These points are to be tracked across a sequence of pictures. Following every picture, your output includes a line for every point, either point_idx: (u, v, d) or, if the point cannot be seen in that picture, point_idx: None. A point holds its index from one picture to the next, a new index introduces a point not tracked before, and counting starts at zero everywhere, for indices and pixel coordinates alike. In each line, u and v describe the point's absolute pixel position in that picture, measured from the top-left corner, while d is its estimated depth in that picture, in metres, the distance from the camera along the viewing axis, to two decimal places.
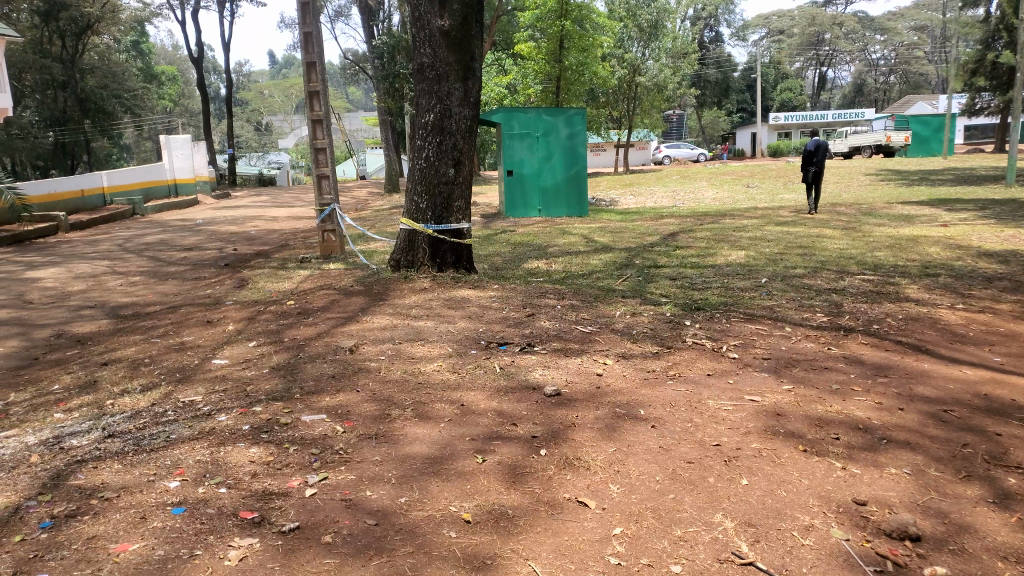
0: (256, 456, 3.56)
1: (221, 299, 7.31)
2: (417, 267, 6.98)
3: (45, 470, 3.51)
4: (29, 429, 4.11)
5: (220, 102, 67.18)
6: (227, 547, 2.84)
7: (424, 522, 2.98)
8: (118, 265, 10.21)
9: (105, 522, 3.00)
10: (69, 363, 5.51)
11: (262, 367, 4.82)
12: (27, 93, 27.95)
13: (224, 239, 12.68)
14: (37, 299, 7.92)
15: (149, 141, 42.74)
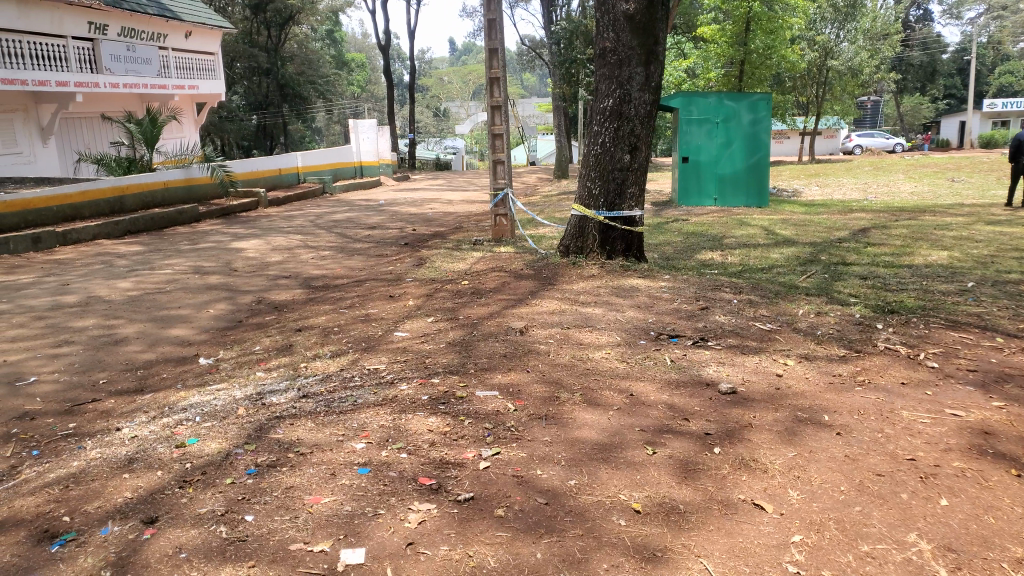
0: (434, 425, 3.73)
1: (401, 276, 7.71)
2: (587, 254, 6.98)
3: (250, 421, 3.89)
4: (237, 384, 4.57)
5: (404, 89, 70.91)
6: (408, 509, 3.00)
7: (594, 507, 3.00)
8: (310, 240, 11.06)
9: (301, 474, 3.27)
10: (268, 327, 6.03)
11: (439, 342, 5.04)
12: (237, 79, 30.90)
13: (405, 220, 13.36)
14: (242, 267, 8.76)
15: (339, 125, 45.79)
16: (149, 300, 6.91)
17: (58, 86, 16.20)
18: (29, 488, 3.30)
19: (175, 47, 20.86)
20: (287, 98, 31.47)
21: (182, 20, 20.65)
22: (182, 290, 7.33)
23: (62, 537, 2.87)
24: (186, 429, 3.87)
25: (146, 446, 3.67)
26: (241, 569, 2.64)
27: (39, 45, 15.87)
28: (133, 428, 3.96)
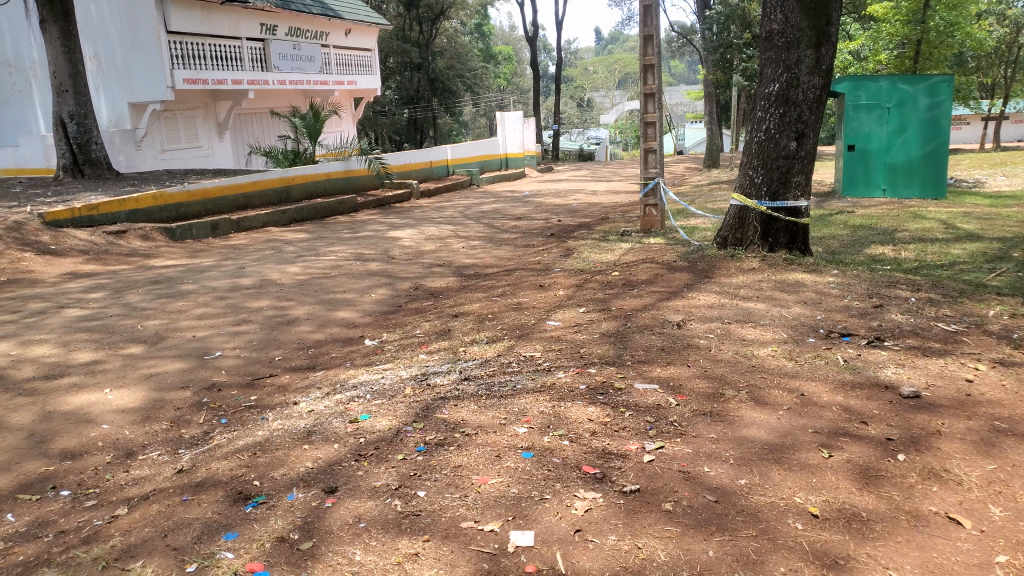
0: (594, 415, 3.71)
1: (550, 266, 7.74)
2: (746, 246, 6.72)
3: (417, 400, 4.04)
4: (401, 365, 4.76)
5: (548, 80, 71.50)
6: (574, 496, 3.00)
7: (767, 508, 2.88)
8: (460, 229, 11.35)
9: (468, 454, 3.36)
10: (426, 312, 6.25)
11: (593, 333, 5.01)
12: (390, 74, 32.30)
13: (551, 211, 13.41)
14: (398, 254, 9.12)
15: (485, 117, 46.69)
16: (317, 284, 7.33)
17: (234, 84, 17.55)
18: (223, 452, 3.59)
19: (336, 45, 22.01)
20: (437, 91, 32.50)
21: (343, 18, 21.74)
22: (345, 276, 7.73)
23: (254, 499, 3.08)
24: (357, 405, 4.07)
25: (322, 419, 3.89)
26: (418, 543, 2.74)
27: (219, 47, 17.20)
28: (308, 402, 4.21)
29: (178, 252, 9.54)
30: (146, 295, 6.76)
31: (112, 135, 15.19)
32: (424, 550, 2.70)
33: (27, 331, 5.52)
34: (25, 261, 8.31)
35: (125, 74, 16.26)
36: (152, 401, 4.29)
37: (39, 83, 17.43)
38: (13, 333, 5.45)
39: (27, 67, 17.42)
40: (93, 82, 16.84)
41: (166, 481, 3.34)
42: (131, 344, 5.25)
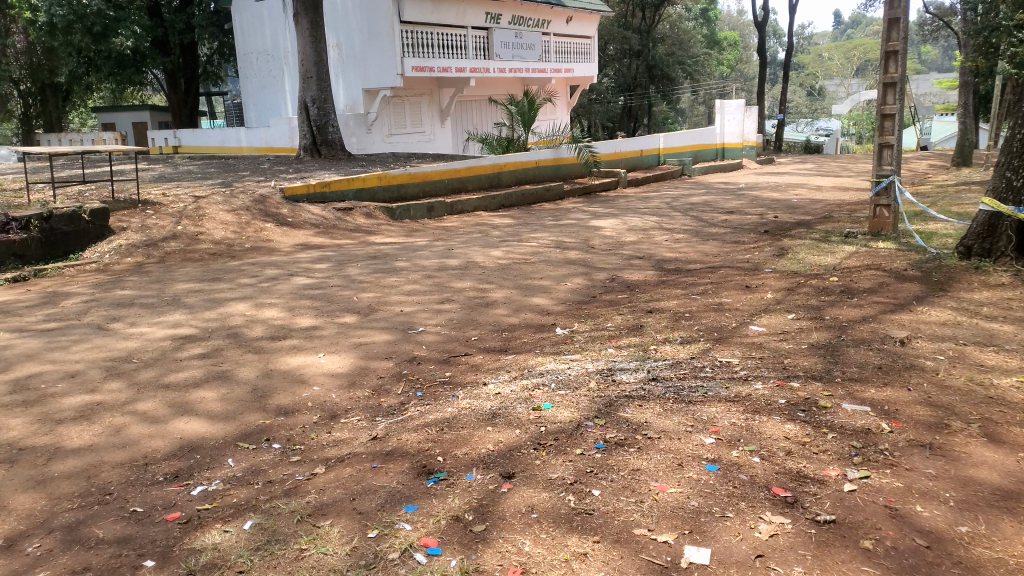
0: (791, 433, 3.42)
1: (759, 266, 7.29)
2: (995, 257, 5.86)
3: (601, 396, 3.96)
4: (590, 357, 4.72)
5: (776, 66, 67.81)
6: (759, 519, 2.78)
7: (992, 565, 2.48)
8: (666, 221, 11.07)
9: (648, 459, 3.23)
10: (621, 305, 6.14)
11: (800, 343, 4.63)
12: (609, 61, 31.96)
13: (766, 206, 12.67)
14: (600, 244, 9.07)
15: (703, 106, 45.23)
16: (517, 269, 7.48)
17: (457, 72, 18.39)
18: (413, 425, 3.75)
19: (557, 33, 22.33)
20: (655, 78, 32.01)
21: (566, 6, 21.98)
22: (545, 262, 7.83)
23: (436, 475, 3.19)
24: (542, 393, 4.08)
25: (507, 403, 3.94)
26: (587, 543, 2.68)
27: (447, 36, 18.09)
28: (497, 384, 4.30)
29: (396, 231, 10.20)
30: (364, 269, 7.28)
31: (346, 119, 16.65)
32: (593, 551, 2.63)
33: (262, 294, 6.17)
34: (267, 231, 9.31)
35: (361, 62, 17.65)
36: (358, 368, 4.61)
37: (290, 70, 19.43)
38: (250, 296, 6.12)
39: (281, 56, 19.50)
40: (334, 70, 18.47)
41: (361, 446, 3.56)
42: (346, 314, 5.68)
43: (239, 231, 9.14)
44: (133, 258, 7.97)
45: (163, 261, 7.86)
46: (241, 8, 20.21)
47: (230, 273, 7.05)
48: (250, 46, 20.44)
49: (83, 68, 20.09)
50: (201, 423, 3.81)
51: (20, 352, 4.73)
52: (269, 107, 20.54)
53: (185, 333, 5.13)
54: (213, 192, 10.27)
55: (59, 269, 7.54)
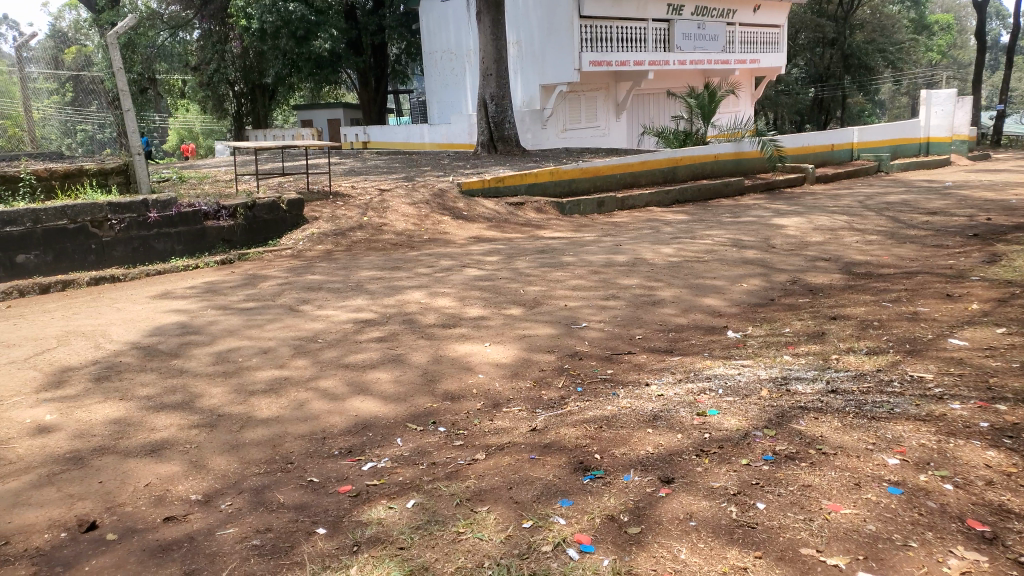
0: (993, 462, 3.04)
1: (965, 273, 6.57)
2: None
3: (772, 405, 3.74)
4: (761, 364, 4.48)
5: (997, 51, 60.95)
6: (949, 552, 2.50)
7: None
8: (857, 222, 10.28)
9: (821, 475, 3.00)
10: (800, 310, 5.78)
11: (1010, 361, 4.10)
12: (800, 51, 30.46)
13: (977, 207, 11.41)
14: (781, 244, 8.59)
15: (906, 95, 41.61)
16: (689, 267, 7.27)
17: (635, 65, 18.15)
18: (572, 421, 3.74)
19: (743, 22, 21.46)
20: (851, 68, 29.63)
21: None
22: (720, 261, 7.53)
23: (593, 472, 3.16)
24: (708, 399, 3.92)
25: (670, 406, 3.82)
26: (748, 557, 2.54)
27: (626, 29, 17.91)
28: (660, 386, 4.19)
29: (567, 226, 10.26)
30: (533, 263, 7.38)
31: (522, 116, 17.02)
32: (753, 566, 2.50)
33: (436, 284, 6.43)
34: (443, 224, 9.69)
35: (540, 58, 17.90)
36: (522, 359, 4.67)
37: (471, 68, 20.12)
38: (425, 285, 6.40)
39: (464, 53, 20.23)
40: (513, 66, 18.88)
41: (521, 436, 3.61)
42: (513, 306, 5.78)
43: (418, 223, 9.59)
44: (324, 246, 8.61)
45: (350, 250, 8.42)
46: (428, 9, 21.18)
47: (408, 263, 7.41)
48: (435, 45, 21.41)
49: (288, 69, 21.92)
50: (374, 402, 4.03)
51: (224, 328, 5.26)
52: (452, 105, 21.40)
53: (366, 317, 5.46)
54: (396, 185, 10.85)
55: (260, 254, 8.30)
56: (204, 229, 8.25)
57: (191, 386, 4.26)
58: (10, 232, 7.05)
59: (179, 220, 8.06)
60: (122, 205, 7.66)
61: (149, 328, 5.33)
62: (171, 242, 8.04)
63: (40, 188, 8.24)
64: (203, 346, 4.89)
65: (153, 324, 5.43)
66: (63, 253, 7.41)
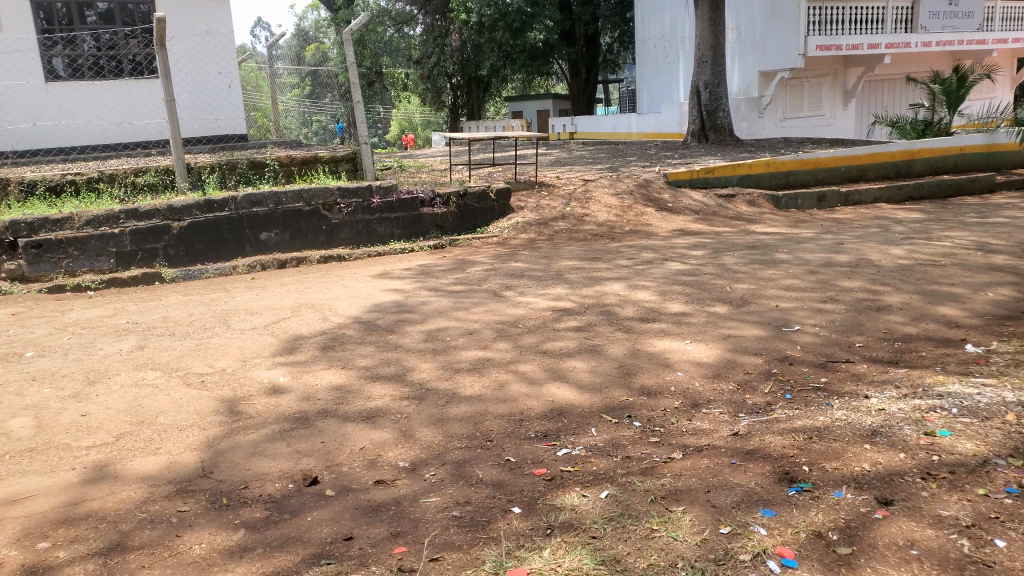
0: None
1: None
2: None
3: (1020, 432, 3.28)
4: (1008, 384, 3.95)
5: None
6: None
7: None
8: None
9: None
10: None
11: None
12: None
13: None
14: None
15: None
16: (921, 271, 6.60)
17: (869, 48, 16.73)
18: (778, 428, 3.53)
19: None
20: None
21: None
22: (957, 266, 6.76)
23: (799, 484, 2.97)
24: (939, 418, 3.53)
25: (892, 422, 3.49)
26: None
27: (859, 10, 16.56)
28: (881, 400, 3.84)
29: (780, 221, 9.72)
30: (741, 259, 7.08)
31: (739, 103, 16.73)
32: None
33: (637, 276, 6.37)
34: (647, 216, 9.58)
35: (761, 44, 17.12)
36: (725, 360, 4.49)
37: (686, 56, 19.64)
38: (626, 277, 6.36)
39: (678, 40, 19.81)
40: (731, 52, 18.23)
41: (721, 439, 3.47)
42: (717, 303, 5.58)
43: (622, 214, 9.56)
44: (528, 235, 8.84)
45: (552, 239, 8.59)
46: None
47: (609, 254, 7.41)
48: (649, 33, 21.11)
49: (502, 61, 22.92)
50: (571, 390, 4.07)
51: (433, 308, 5.57)
52: (662, 94, 21.08)
53: (565, 306, 5.53)
54: (601, 176, 10.89)
55: (469, 240, 8.70)
56: (420, 215, 8.78)
57: (402, 360, 4.56)
58: (256, 212, 7.93)
59: (398, 206, 8.64)
60: (350, 190, 8.33)
61: (367, 305, 5.78)
62: (391, 227, 8.64)
63: (282, 173, 9.26)
64: (415, 324, 5.21)
65: (371, 300, 5.88)
66: (298, 233, 8.19)
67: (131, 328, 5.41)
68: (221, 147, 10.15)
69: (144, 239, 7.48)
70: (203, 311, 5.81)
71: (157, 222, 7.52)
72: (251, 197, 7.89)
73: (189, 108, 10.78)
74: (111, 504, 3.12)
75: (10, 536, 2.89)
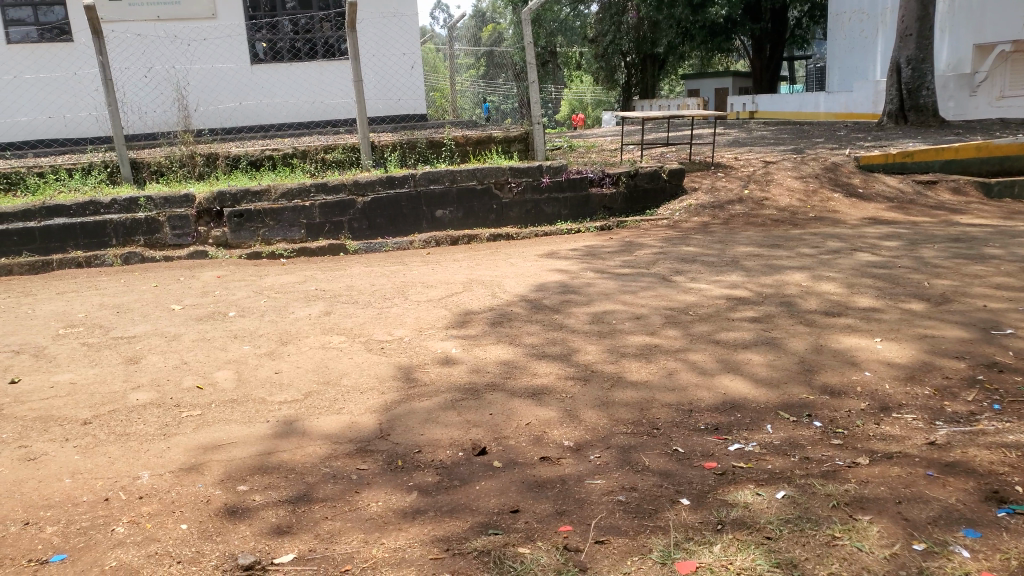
0: None
1: None
2: None
3: None
4: None
5: None
6: None
7: None
8: None
9: None
10: None
11: None
12: None
13: None
14: None
15: None
16: None
17: None
18: (985, 442, 3.18)
19: None
20: None
21: None
22: None
23: (1010, 506, 2.66)
24: None
25: None
26: None
27: None
28: None
29: (991, 211, 8.75)
30: (943, 252, 6.44)
31: (946, 82, 16.48)
32: None
33: (821, 267, 5.97)
34: (833, 202, 8.98)
35: (977, 14, 15.94)
36: (922, 362, 4.11)
37: (886, 30, 18.17)
38: (809, 267, 5.98)
39: (878, 13, 18.36)
40: (939, 23, 16.97)
41: (916, 448, 3.19)
42: (914, 300, 5.11)
43: (805, 199, 9.02)
44: (701, 219, 8.58)
45: (728, 224, 8.27)
46: None
47: (790, 241, 7.02)
48: (844, 5, 19.65)
49: (680, 38, 22.20)
50: (746, 383, 3.90)
51: (601, 290, 5.53)
52: (855, 71, 19.63)
53: (740, 295, 5.30)
54: (783, 158, 10.32)
55: (638, 222, 8.58)
56: (589, 196, 8.74)
57: (570, 340, 4.56)
58: (433, 189, 8.22)
59: (568, 186, 8.65)
60: (522, 170, 8.42)
61: (535, 283, 5.84)
62: (559, 207, 8.69)
63: (458, 153, 9.57)
64: (582, 305, 5.20)
65: (539, 279, 5.94)
66: (470, 211, 8.42)
67: (319, 294, 5.81)
68: (402, 127, 10.62)
69: (332, 213, 8.00)
70: (383, 282, 6.12)
71: (344, 196, 8.00)
72: (429, 175, 8.18)
73: (375, 90, 11.30)
74: (299, 456, 3.37)
75: (215, 476, 3.20)
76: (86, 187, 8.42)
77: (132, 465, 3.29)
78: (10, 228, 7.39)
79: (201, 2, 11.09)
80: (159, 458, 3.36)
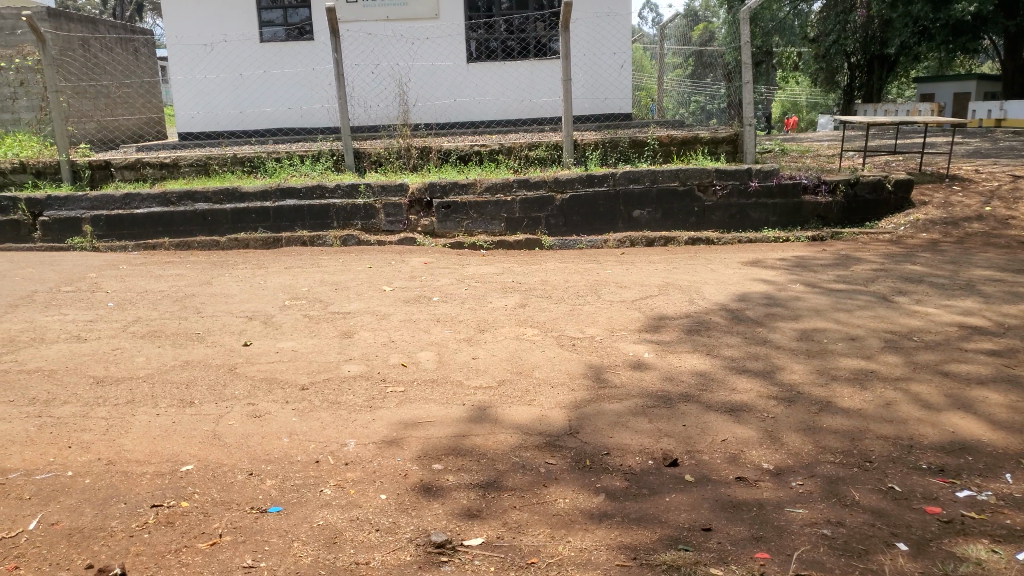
0: None
1: None
2: None
3: None
4: None
5: None
6: None
7: None
8: None
9: None
10: None
11: None
12: None
13: None
14: None
15: None
16: None
17: None
18: None
19: None
20: None
21: None
22: None
23: None
24: None
25: None
26: None
27: None
28: None
29: None
30: None
31: None
32: None
33: None
34: None
35: None
36: None
37: None
38: None
39: None
40: None
41: None
42: None
43: None
44: (929, 235, 7.81)
45: (962, 243, 7.43)
46: None
47: None
48: None
49: (916, 37, 20.25)
50: (980, 424, 3.45)
51: (810, 306, 5.16)
52: None
53: (975, 324, 4.72)
54: None
55: (855, 234, 7.95)
56: (801, 203, 8.25)
57: (773, 357, 4.29)
58: (633, 189, 8.11)
59: (778, 192, 8.20)
60: (728, 172, 8.10)
61: (737, 293, 5.57)
62: (767, 213, 8.25)
63: (661, 153, 9.39)
64: (788, 320, 4.88)
65: (741, 289, 5.66)
66: (669, 213, 8.22)
67: (517, 286, 5.93)
68: (606, 126, 10.60)
69: (532, 208, 8.15)
70: (578, 279, 6.13)
71: (544, 192, 8.11)
72: (629, 174, 8.08)
73: (582, 90, 11.35)
74: (492, 443, 3.44)
75: (413, 452, 3.34)
76: (314, 173, 9.23)
77: (341, 433, 3.52)
78: (250, 207, 8.24)
79: (427, 3, 11.76)
80: (365, 428, 3.57)
